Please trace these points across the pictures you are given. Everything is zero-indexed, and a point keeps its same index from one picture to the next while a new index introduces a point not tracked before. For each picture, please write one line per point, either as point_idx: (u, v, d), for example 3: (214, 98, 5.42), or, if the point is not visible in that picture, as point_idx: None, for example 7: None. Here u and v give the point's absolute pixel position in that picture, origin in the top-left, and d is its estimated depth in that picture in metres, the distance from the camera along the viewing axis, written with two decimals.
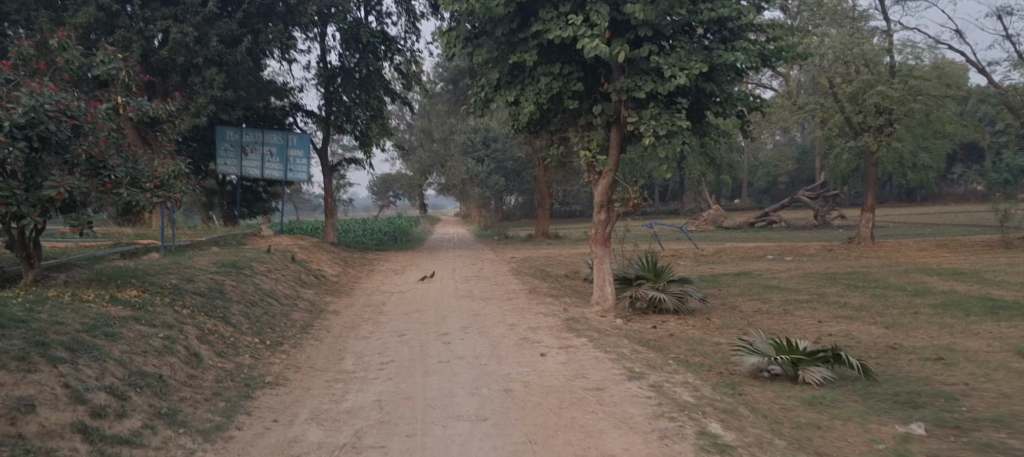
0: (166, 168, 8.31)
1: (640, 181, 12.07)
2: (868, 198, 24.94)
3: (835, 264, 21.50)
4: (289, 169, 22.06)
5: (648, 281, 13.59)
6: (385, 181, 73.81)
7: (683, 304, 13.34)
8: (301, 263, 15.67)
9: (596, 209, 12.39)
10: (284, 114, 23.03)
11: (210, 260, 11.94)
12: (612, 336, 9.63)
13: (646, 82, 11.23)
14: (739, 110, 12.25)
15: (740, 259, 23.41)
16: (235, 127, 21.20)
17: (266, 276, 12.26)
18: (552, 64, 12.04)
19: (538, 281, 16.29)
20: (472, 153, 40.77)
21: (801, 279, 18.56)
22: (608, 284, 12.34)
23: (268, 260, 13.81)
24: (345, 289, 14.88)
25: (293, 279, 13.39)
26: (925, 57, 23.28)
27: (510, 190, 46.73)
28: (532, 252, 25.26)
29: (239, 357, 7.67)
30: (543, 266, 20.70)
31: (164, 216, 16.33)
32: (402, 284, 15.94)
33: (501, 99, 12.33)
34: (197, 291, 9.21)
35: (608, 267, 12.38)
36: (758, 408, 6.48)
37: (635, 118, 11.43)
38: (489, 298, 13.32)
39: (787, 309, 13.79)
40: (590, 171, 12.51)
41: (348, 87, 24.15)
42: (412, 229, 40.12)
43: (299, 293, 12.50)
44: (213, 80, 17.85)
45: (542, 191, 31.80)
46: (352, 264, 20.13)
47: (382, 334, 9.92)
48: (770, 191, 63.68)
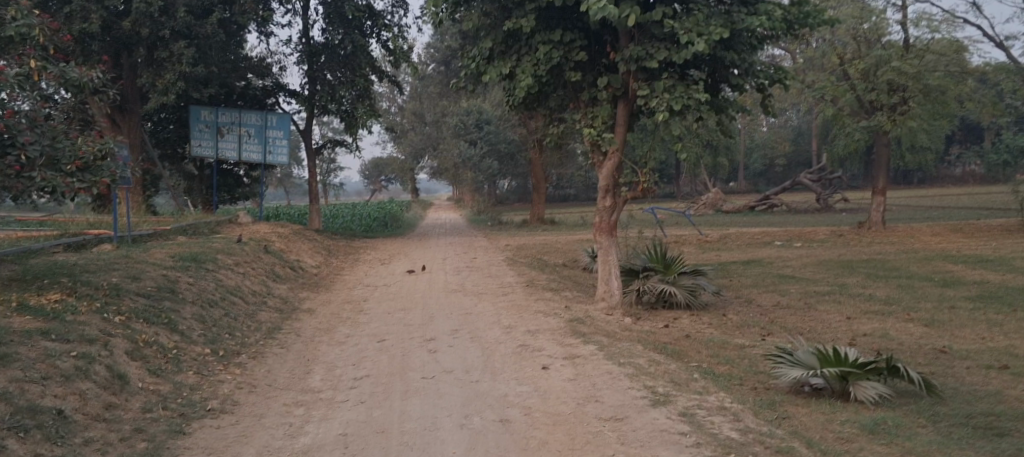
0: (92, 146, 6.98)
1: (651, 162, 10.75)
2: (880, 180, 23.73)
3: (848, 251, 20.35)
4: (268, 151, 20.67)
5: (657, 273, 12.39)
6: (377, 166, 72.42)
7: (695, 298, 12.17)
8: (277, 254, 14.36)
9: (601, 194, 11.09)
10: (265, 94, 21.65)
11: (167, 253, 10.59)
12: (624, 341, 8.40)
13: (658, 49, 9.86)
14: (763, 83, 10.92)
15: (747, 245, 22.26)
16: (210, 107, 19.98)
17: (232, 270, 10.94)
18: (552, 31, 10.66)
19: (535, 272, 15.05)
20: (464, 135, 39.38)
21: (815, 268, 17.38)
22: (614, 278, 11.06)
23: (237, 252, 12.48)
24: (325, 283, 13.60)
25: (265, 273, 12.07)
26: (942, 31, 21.91)
27: (503, 174, 45.41)
28: (527, 238, 24.02)
29: (181, 374, 6.37)
30: (540, 254, 19.46)
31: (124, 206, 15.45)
32: (387, 276, 14.65)
33: (494, 71, 10.94)
34: (142, 291, 7.88)
35: (614, 259, 11.08)
36: (814, 441, 5.25)
37: (645, 91, 10.05)
38: (482, 293, 12.06)
39: (810, 304, 12.62)
40: (595, 154, 11.17)
41: (332, 65, 22.72)
42: (403, 214, 38.84)
43: (270, 290, 11.20)
44: (181, 54, 16.28)
45: (538, 174, 30.51)
46: (336, 254, 18.87)
47: (360, 339, 8.64)
48: (767, 173, 62.56)
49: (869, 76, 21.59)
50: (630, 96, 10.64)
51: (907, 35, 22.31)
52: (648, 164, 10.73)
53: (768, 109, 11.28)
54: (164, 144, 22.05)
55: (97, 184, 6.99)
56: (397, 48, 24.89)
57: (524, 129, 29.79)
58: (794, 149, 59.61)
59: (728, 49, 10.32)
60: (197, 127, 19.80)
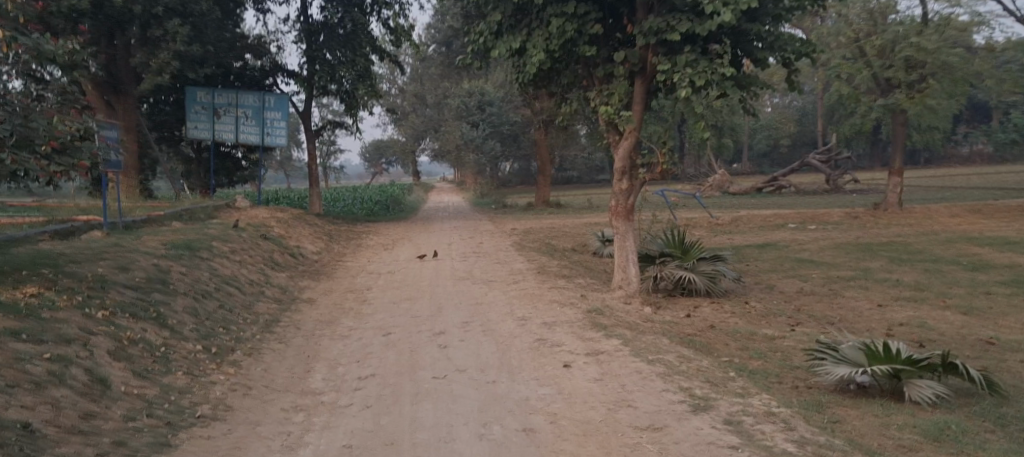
0: (69, 125, 6.41)
1: (670, 141, 10.09)
2: (897, 160, 23.06)
3: (865, 233, 19.73)
4: (266, 133, 20.00)
5: (675, 259, 11.80)
6: (378, 149, 71.69)
7: (716, 285, 11.61)
8: (276, 240, 13.77)
9: (616, 177, 10.47)
10: (263, 75, 21.00)
11: (159, 240, 9.99)
12: (648, 334, 7.85)
13: (679, 21, 9.12)
14: (790, 57, 10.22)
15: (760, 228, 21.65)
16: (206, 88, 19.43)
17: (228, 259, 10.34)
18: (565, 3, 9.95)
19: (545, 258, 14.46)
20: (466, 117, 38.64)
21: (834, 252, 16.78)
22: (632, 265, 10.48)
23: (235, 238, 11.88)
24: (326, 270, 13.02)
25: (263, 261, 11.49)
26: (963, 5, 21.01)
27: (507, 156, 44.71)
28: (534, 222, 23.43)
29: (171, 374, 5.78)
30: (547, 238, 18.86)
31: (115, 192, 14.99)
32: (391, 262, 14.07)
33: (503, 47, 10.26)
34: (129, 283, 7.28)
35: (631, 245, 10.47)
36: (874, 450, 4.71)
37: (666, 65, 9.35)
38: (492, 280, 11.48)
39: (835, 290, 12.05)
40: (611, 133, 10.52)
41: (331, 44, 22.03)
42: (405, 197, 38.18)
43: (269, 279, 10.61)
44: (175, 32, 15.54)
45: (543, 156, 29.84)
46: (338, 239, 18.31)
47: (365, 332, 8.08)
48: (771, 154, 61.72)
49: (888, 53, 20.79)
50: (648, 71, 9.96)
51: (927, 9, 21.48)
52: (666, 144, 10.08)
53: (794, 85, 10.58)
54: (160, 126, 21.41)
55: (75, 167, 6.47)
56: (398, 27, 24.16)
57: (529, 110, 29.10)
58: (799, 129, 58.84)
59: (756, 20, 9.56)
60: (192, 108, 19.25)
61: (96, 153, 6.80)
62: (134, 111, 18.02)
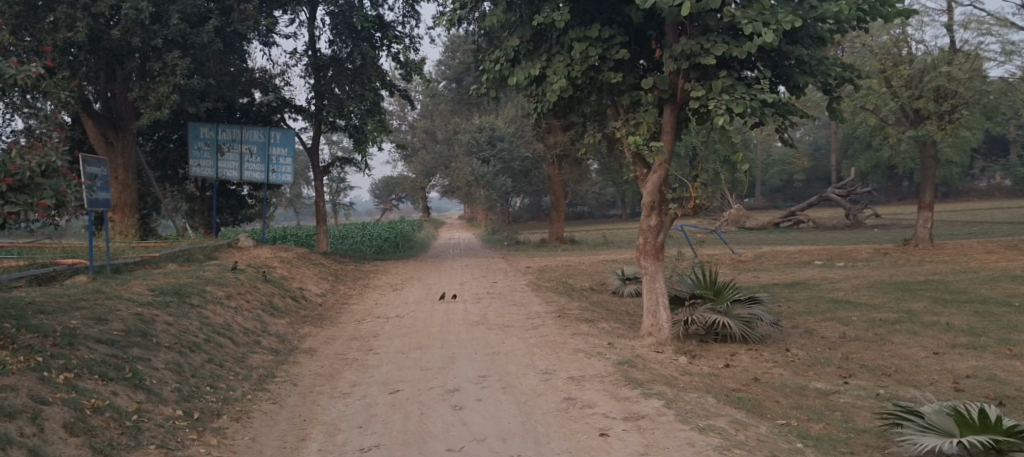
0: (29, 160, 5.80)
1: (703, 175, 9.28)
2: (927, 194, 22.13)
3: (899, 271, 18.72)
4: (271, 169, 19.40)
5: (706, 301, 10.89)
6: (389, 186, 71.34)
7: (752, 330, 10.66)
8: (277, 282, 12.93)
9: (644, 213, 9.62)
10: (271, 110, 20.51)
11: (147, 285, 9.19)
12: (691, 391, 6.93)
13: (715, 43, 8.37)
14: (831, 84, 9.43)
15: (785, 265, 20.67)
16: (210, 124, 18.91)
17: (222, 304, 9.50)
18: (587, 26, 9.25)
19: (564, 300, 13.54)
20: (476, 152, 38.12)
21: (869, 292, 15.75)
22: (663, 309, 9.57)
23: (232, 281, 11.06)
24: (330, 315, 12.15)
25: (261, 306, 10.64)
26: (994, 33, 20.22)
27: (517, 192, 44.01)
28: (548, 260, 22.55)
29: (140, 449, 4.90)
30: (563, 278, 17.93)
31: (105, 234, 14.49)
32: (400, 305, 13.18)
33: (521, 74, 9.53)
34: (103, 336, 6.44)
35: (661, 286, 9.59)
36: None
37: (699, 91, 8.58)
38: (509, 326, 10.57)
39: (883, 335, 11.04)
40: (637, 165, 9.71)
41: (340, 79, 21.54)
42: (414, 234, 37.40)
43: (267, 327, 9.75)
44: (175, 64, 15.04)
45: (556, 192, 29.08)
46: (345, 279, 17.48)
47: (370, 389, 7.19)
48: (785, 189, 60.78)
49: (914, 83, 19.98)
50: (679, 98, 9.19)
51: (954, 38, 20.70)
52: (699, 177, 9.26)
53: (835, 114, 9.77)
54: (163, 164, 20.84)
55: (35, 206, 5.80)
56: (408, 61, 23.67)
57: (541, 144, 28.44)
58: (814, 163, 58.00)
59: (796, 40, 8.82)
60: (196, 145, 18.68)
61: (64, 191, 6.12)
62: (133, 148, 17.69)
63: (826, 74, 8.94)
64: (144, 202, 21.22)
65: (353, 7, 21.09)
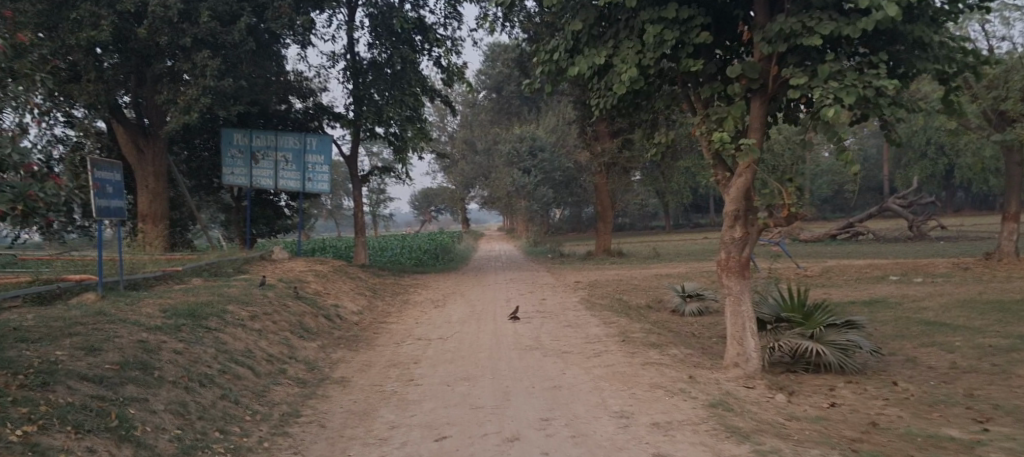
0: None
1: (800, 178, 7.86)
2: (1013, 203, 19.83)
3: (988, 286, 16.62)
4: (307, 178, 18.45)
5: (795, 326, 9.47)
6: (428, 197, 70.76)
7: (849, 359, 9.03)
8: (309, 300, 11.89)
9: (727, 223, 8.29)
10: (309, 117, 19.94)
11: (159, 306, 8.24)
12: (808, 444, 5.54)
13: (819, 20, 6.98)
14: (952, 73, 7.80)
15: (856, 280, 18.92)
16: (244, 130, 18.22)
17: (243, 328, 8.49)
18: (663, 6, 7.97)
19: (624, 320, 12.14)
20: (517, 163, 36.93)
21: (965, 312, 13.85)
22: (751, 336, 8.16)
23: (257, 300, 10.08)
24: (366, 336, 11.04)
25: (289, 328, 9.59)
26: None
27: (559, 203, 42.61)
28: (597, 273, 21.13)
29: None
30: (617, 294, 16.50)
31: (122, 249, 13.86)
32: (442, 325, 11.96)
33: (583, 63, 8.37)
34: (91, 372, 5.40)
35: (747, 309, 8.22)
36: None
37: (802, 79, 7.14)
38: (568, 352, 9.28)
39: (1008, 367, 9.35)
40: (719, 168, 8.40)
41: (379, 83, 20.55)
42: (454, 245, 36.33)
43: (293, 353, 8.68)
44: (204, 65, 14.46)
45: (603, 201, 27.60)
46: (381, 294, 16.34)
47: (410, 433, 5.97)
48: (836, 200, 58.19)
49: (997, 81, 17.92)
50: (771, 88, 7.85)
51: None
52: (794, 182, 7.87)
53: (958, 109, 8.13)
54: (197, 174, 20.21)
55: None
56: (450, 65, 22.64)
57: (586, 152, 27.10)
58: (867, 173, 55.39)
59: (916, 20, 7.33)
60: (228, 153, 18.10)
61: (31, 195, 5.26)
62: (163, 155, 17.50)
63: (949, 58, 7.46)
64: (178, 213, 20.64)
65: (394, 8, 20.12)
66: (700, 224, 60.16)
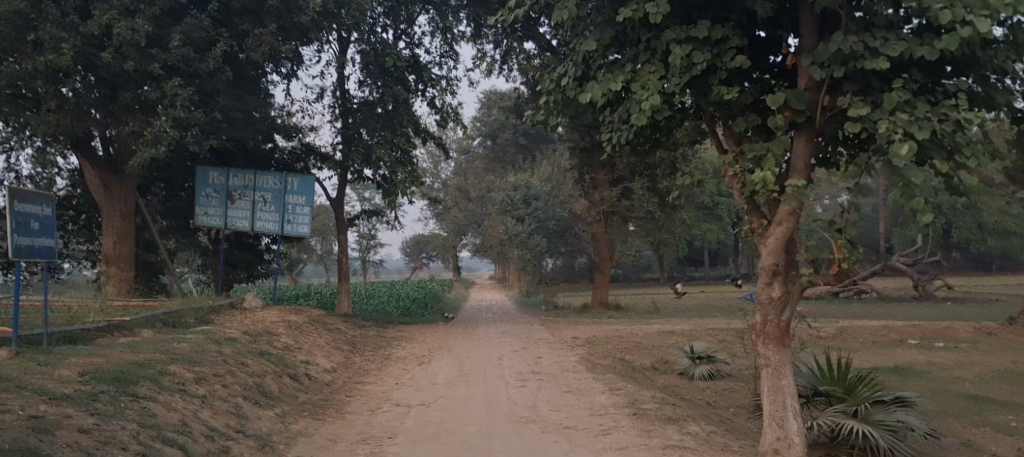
0: None
1: (850, 229, 6.70)
2: None
3: (1021, 355, 15.19)
4: (286, 220, 17.12)
5: (835, 401, 8.09)
6: (419, 244, 69.50)
7: (901, 442, 7.54)
8: (274, 357, 10.48)
9: (763, 280, 7.04)
10: (294, 158, 18.95)
11: (82, 366, 6.90)
12: None
13: (886, 40, 5.90)
14: None
15: (875, 342, 17.54)
16: (220, 169, 17.06)
17: (181, 395, 7.12)
18: (692, 25, 6.95)
19: (632, 386, 10.72)
20: (511, 211, 35.76)
21: (1006, 385, 12.38)
22: (794, 418, 6.81)
23: (210, 360, 8.73)
24: (338, 401, 9.62)
25: (243, 394, 8.23)
26: None
27: (552, 252, 41.31)
28: (595, 329, 19.72)
29: None
30: (618, 354, 15.05)
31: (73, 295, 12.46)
32: (426, 388, 10.53)
33: (597, 89, 7.27)
34: None
35: (789, 384, 6.88)
36: None
37: (863, 110, 6.05)
38: (571, 427, 7.90)
39: None
40: (752, 214, 7.24)
41: (369, 123, 19.52)
42: (444, 294, 34.86)
43: (243, 426, 7.29)
44: (176, 94, 13.42)
45: (601, 252, 26.23)
46: (361, 349, 14.87)
47: None
48: None
49: None
50: (819, 123, 6.76)
51: None
52: (844, 233, 6.69)
53: None
54: (172, 214, 18.92)
55: None
56: (445, 106, 21.64)
57: (584, 200, 25.98)
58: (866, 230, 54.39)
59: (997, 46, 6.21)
60: (202, 193, 16.93)
61: None
62: (132, 192, 16.29)
63: None
64: (149, 255, 19.28)
65: (387, 45, 19.13)
66: (695, 278, 58.88)
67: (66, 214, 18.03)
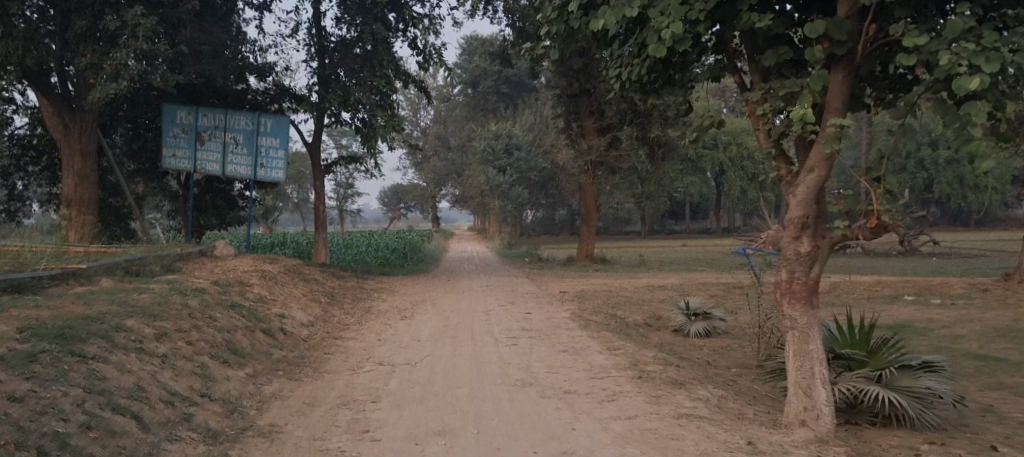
0: None
1: (889, 176, 5.99)
2: None
3: (1020, 313, 14.81)
4: (260, 163, 16.15)
5: (854, 366, 7.51)
6: (397, 193, 68.29)
7: (927, 411, 6.99)
8: (246, 310, 9.66)
9: (792, 234, 6.32)
10: (269, 99, 17.85)
11: (20, 321, 6.06)
12: None
13: None
14: None
15: (868, 298, 17.09)
16: (188, 107, 15.89)
17: (137, 355, 6.31)
18: None
19: (631, 344, 10.08)
20: (492, 161, 34.75)
21: (1012, 345, 11.94)
22: (821, 384, 6.23)
23: (174, 314, 7.90)
24: (315, 360, 8.87)
25: (209, 352, 7.44)
26: None
27: (534, 204, 40.51)
28: (581, 282, 19.12)
29: None
30: (609, 309, 14.42)
31: (26, 241, 11.47)
32: (411, 345, 9.82)
33: (610, 15, 6.40)
34: None
35: (816, 348, 6.28)
36: None
37: (920, 39, 5.25)
38: (572, 392, 7.23)
39: None
40: (778, 161, 6.52)
41: (347, 63, 18.35)
42: (423, 245, 34.04)
43: (209, 390, 6.51)
44: (134, 23, 12.30)
45: (587, 203, 25.45)
46: (339, 301, 14.09)
47: None
48: None
49: None
50: (861, 56, 5.97)
51: None
52: (884, 182, 5.98)
53: None
54: (138, 156, 17.76)
55: None
56: (427, 46, 20.47)
57: (570, 150, 25.11)
58: None
59: None
60: (169, 132, 15.81)
61: None
62: (92, 131, 15.07)
63: None
64: (114, 199, 18.17)
65: None
66: (675, 232, 58.78)
67: (24, 155, 16.84)
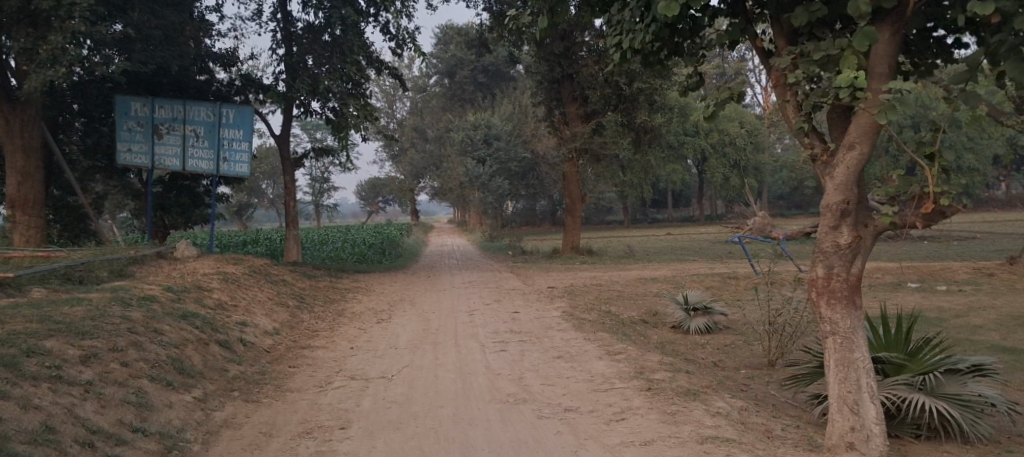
0: None
1: (949, 150, 5.04)
2: None
3: None
4: (223, 158, 15.03)
5: (892, 370, 6.56)
6: (375, 187, 66.81)
7: (980, 421, 6.08)
8: (201, 320, 8.55)
9: (831, 222, 5.37)
10: (232, 89, 16.69)
11: None
12: None
13: None
14: None
15: (871, 286, 16.29)
16: (143, 98, 14.53)
17: (52, 386, 5.26)
18: None
19: (632, 347, 9.14)
20: (471, 152, 33.58)
21: None
22: (870, 399, 5.32)
23: (109, 330, 6.81)
24: (278, 375, 7.79)
25: (150, 374, 6.37)
26: None
27: (515, 195, 39.45)
28: (569, 276, 18.14)
29: None
30: (601, 306, 13.43)
31: None
32: (387, 354, 8.80)
33: None
34: None
35: (862, 359, 5.36)
36: None
37: None
38: (573, 409, 6.26)
39: None
40: (811, 137, 5.55)
41: (315, 50, 17.13)
42: (402, 240, 32.84)
43: (143, 423, 5.46)
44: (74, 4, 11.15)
45: (572, 192, 24.43)
46: (310, 303, 13.00)
47: None
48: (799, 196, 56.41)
49: None
50: (911, 10, 5.04)
51: None
52: (941, 157, 5.04)
53: None
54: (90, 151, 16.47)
55: None
56: (400, 30, 19.29)
57: (553, 137, 24.08)
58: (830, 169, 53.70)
59: None
60: (123, 126, 14.38)
61: None
62: (37, 125, 13.66)
63: None
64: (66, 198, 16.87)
65: None
66: (658, 220, 58.04)
67: None
